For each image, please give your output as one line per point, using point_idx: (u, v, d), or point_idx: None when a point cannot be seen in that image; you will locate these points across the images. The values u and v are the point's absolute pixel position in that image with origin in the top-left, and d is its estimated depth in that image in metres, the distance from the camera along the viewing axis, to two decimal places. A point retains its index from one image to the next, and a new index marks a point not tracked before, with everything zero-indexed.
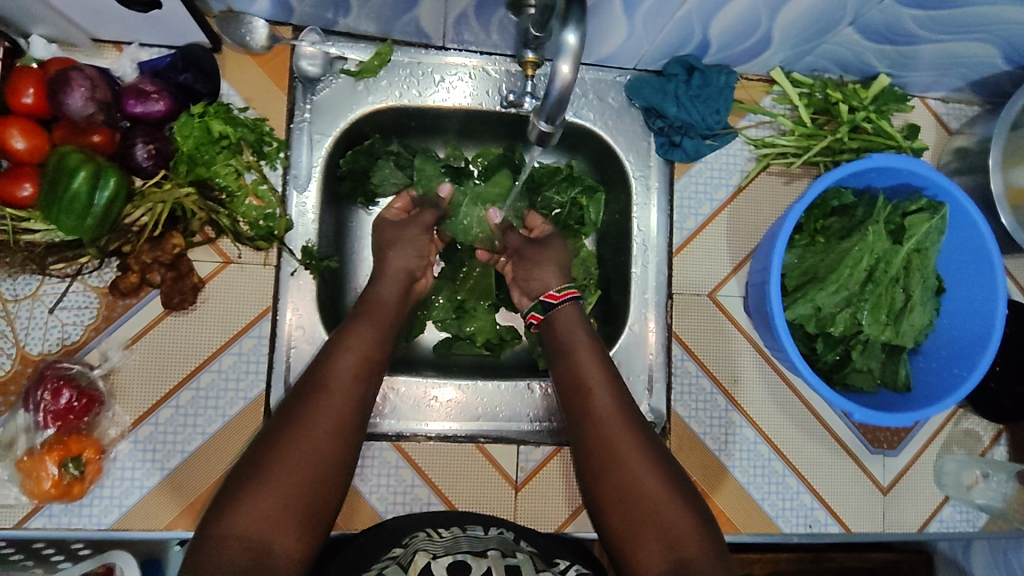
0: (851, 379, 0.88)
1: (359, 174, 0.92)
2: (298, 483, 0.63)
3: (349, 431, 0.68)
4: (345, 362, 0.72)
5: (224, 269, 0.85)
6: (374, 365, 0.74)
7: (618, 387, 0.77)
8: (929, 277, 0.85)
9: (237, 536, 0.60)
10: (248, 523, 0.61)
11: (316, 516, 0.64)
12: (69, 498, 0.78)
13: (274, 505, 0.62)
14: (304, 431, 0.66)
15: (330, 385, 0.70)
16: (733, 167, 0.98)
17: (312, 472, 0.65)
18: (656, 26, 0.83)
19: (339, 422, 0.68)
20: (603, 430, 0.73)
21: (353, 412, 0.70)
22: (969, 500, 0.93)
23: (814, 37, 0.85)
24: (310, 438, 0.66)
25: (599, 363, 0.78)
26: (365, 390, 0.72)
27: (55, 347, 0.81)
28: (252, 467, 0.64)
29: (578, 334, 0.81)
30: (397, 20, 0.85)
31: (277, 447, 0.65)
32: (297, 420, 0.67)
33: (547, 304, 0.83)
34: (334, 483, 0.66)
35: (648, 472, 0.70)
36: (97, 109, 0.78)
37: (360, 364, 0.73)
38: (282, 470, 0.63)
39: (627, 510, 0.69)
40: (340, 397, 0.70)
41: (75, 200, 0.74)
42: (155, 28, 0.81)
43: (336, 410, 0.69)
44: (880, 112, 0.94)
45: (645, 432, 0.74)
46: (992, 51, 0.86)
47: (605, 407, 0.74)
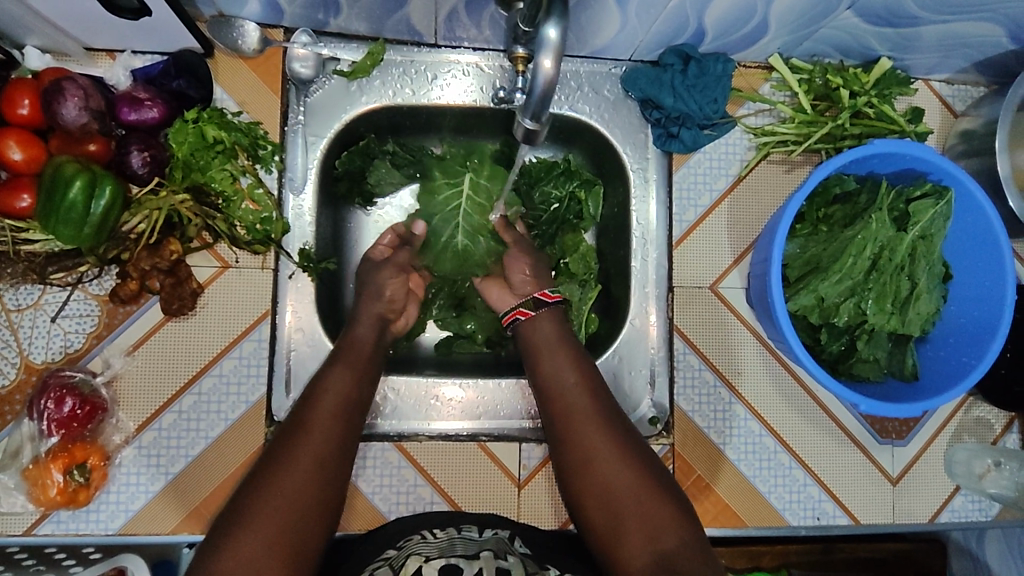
0: (857, 370, 0.87)
1: (355, 174, 0.92)
2: (279, 517, 0.63)
3: (328, 462, 0.68)
4: (323, 396, 0.73)
5: (222, 274, 0.85)
6: (352, 397, 0.75)
7: (600, 397, 0.77)
8: (935, 265, 0.83)
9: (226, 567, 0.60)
10: (231, 563, 0.60)
11: (302, 550, 0.64)
12: (75, 505, 0.79)
13: (256, 541, 0.62)
14: (284, 466, 0.66)
15: (308, 420, 0.70)
16: (732, 157, 0.96)
17: (292, 507, 0.64)
18: (650, 16, 0.81)
19: (318, 454, 0.68)
20: (584, 441, 0.73)
21: (333, 445, 0.70)
22: (981, 490, 0.92)
23: (812, 22, 0.84)
24: (288, 474, 0.66)
25: (578, 375, 0.78)
26: (344, 424, 0.72)
27: (58, 355, 0.82)
28: (234, 507, 0.64)
29: (555, 345, 0.81)
30: (388, 19, 0.84)
31: (257, 486, 0.65)
32: (275, 458, 0.67)
33: (541, 301, 0.85)
34: (317, 518, 0.66)
35: (631, 480, 0.70)
36: (91, 118, 0.77)
37: (338, 398, 0.73)
38: (262, 507, 0.63)
39: (615, 520, 0.69)
40: (319, 430, 0.70)
41: (72, 209, 0.74)
42: (146, 34, 0.81)
43: (316, 443, 0.69)
44: (883, 96, 0.92)
45: (628, 440, 0.73)
46: (996, 31, 0.84)
47: (586, 419, 0.74)
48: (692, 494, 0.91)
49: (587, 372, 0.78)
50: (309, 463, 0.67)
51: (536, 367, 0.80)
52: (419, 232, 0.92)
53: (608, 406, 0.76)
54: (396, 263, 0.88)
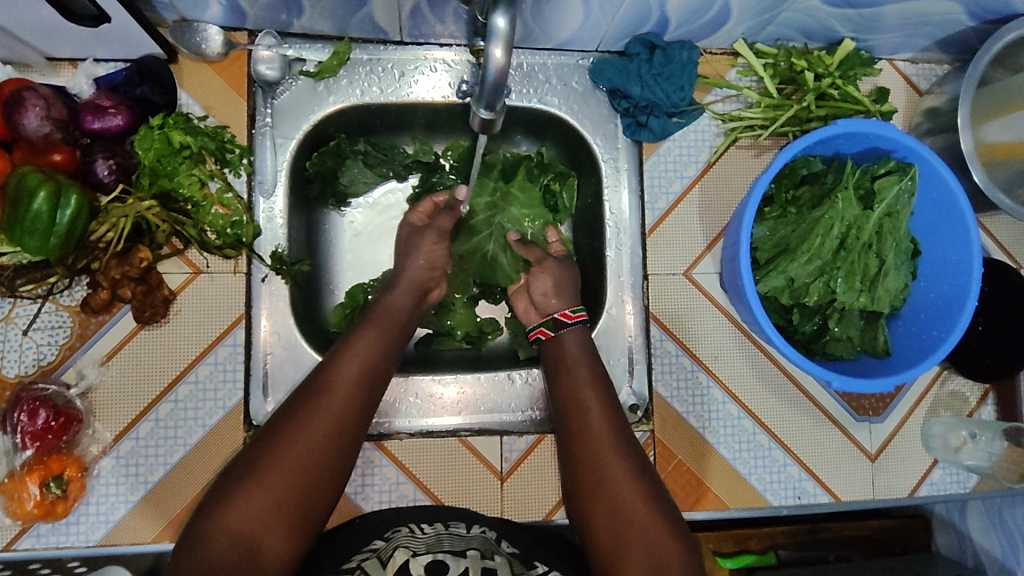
0: (831, 348, 0.88)
1: (327, 175, 0.93)
2: (289, 482, 0.64)
3: (345, 429, 0.68)
4: (349, 360, 0.73)
5: (195, 279, 0.85)
6: (378, 363, 0.74)
7: (619, 420, 0.77)
8: (902, 241, 0.84)
9: (227, 532, 0.60)
10: (237, 521, 0.61)
11: (307, 518, 0.65)
12: (54, 517, 0.79)
13: (265, 506, 0.62)
14: (301, 428, 0.66)
15: (331, 382, 0.70)
16: (701, 143, 0.97)
17: (303, 473, 0.65)
18: (612, 5, 0.82)
19: (337, 420, 0.68)
20: (599, 461, 0.73)
21: (353, 413, 0.70)
22: (958, 461, 0.93)
23: (773, 6, 0.84)
24: (305, 437, 0.66)
25: (600, 397, 0.79)
26: (367, 389, 0.72)
27: (32, 368, 0.82)
28: (246, 463, 0.65)
29: (576, 364, 0.82)
30: (351, 17, 0.84)
31: (271, 444, 0.65)
32: (295, 416, 0.67)
33: (560, 321, 0.85)
34: (327, 482, 0.66)
35: (639, 504, 0.70)
36: (53, 128, 0.77)
37: (365, 362, 0.73)
38: (276, 469, 0.64)
39: (615, 539, 0.69)
40: (342, 394, 0.70)
41: (37, 220, 0.73)
42: (108, 42, 0.81)
43: (335, 407, 0.69)
44: (846, 77, 0.93)
45: (639, 464, 0.74)
46: (954, 8, 0.85)
47: (603, 441, 0.75)
48: (674, 479, 0.92)
49: (608, 396, 0.79)
50: (327, 427, 0.67)
51: (558, 383, 0.81)
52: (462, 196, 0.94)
53: (624, 429, 0.77)
54: (437, 229, 0.90)
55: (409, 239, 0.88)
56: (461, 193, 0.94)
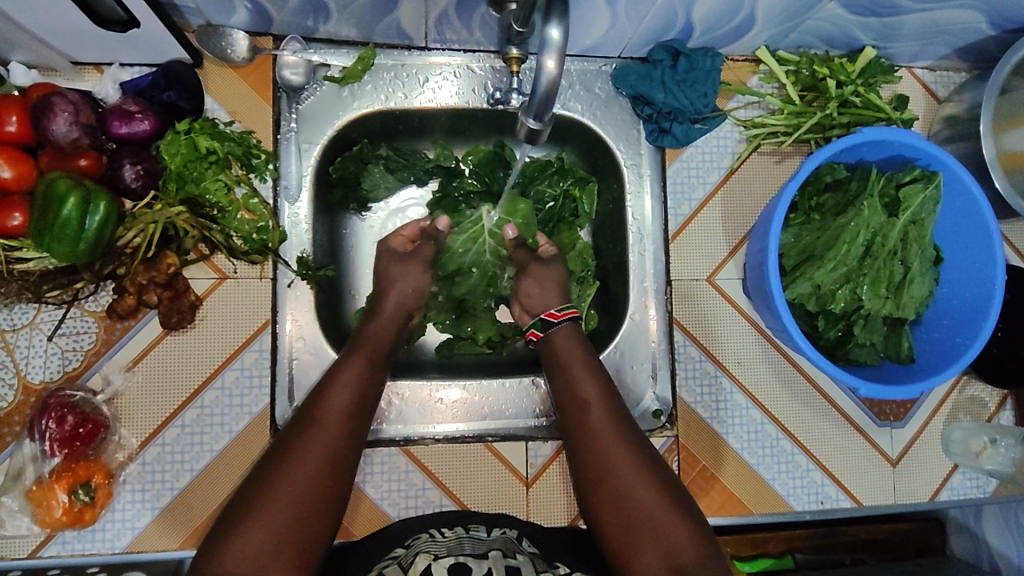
0: (854, 354, 0.88)
1: (349, 180, 0.92)
2: (285, 518, 0.62)
3: (337, 461, 0.67)
4: (336, 392, 0.71)
5: (221, 285, 0.85)
6: (365, 393, 0.73)
7: (623, 420, 0.75)
8: (926, 248, 0.85)
9: (236, 564, 0.60)
10: (236, 563, 0.59)
11: (314, 542, 0.64)
12: (81, 525, 0.78)
13: (261, 546, 0.61)
14: (291, 465, 0.65)
15: (318, 416, 0.69)
16: (723, 150, 0.97)
17: (298, 509, 0.63)
18: (639, 13, 0.82)
19: (327, 452, 0.67)
20: (607, 462, 0.71)
21: (345, 444, 0.68)
22: (978, 466, 0.94)
23: (798, 14, 0.85)
24: (296, 475, 0.64)
25: (602, 396, 0.76)
26: (357, 419, 0.71)
27: (57, 374, 0.81)
28: (239, 506, 0.63)
29: (577, 361, 0.79)
30: (378, 23, 0.84)
31: (262, 483, 0.64)
32: (284, 454, 0.66)
33: (546, 322, 0.84)
34: (324, 516, 0.64)
35: (652, 503, 0.68)
36: (82, 133, 0.77)
37: (352, 392, 0.72)
38: (269, 506, 0.62)
39: (631, 539, 0.68)
40: (331, 426, 0.68)
41: (67, 225, 0.73)
42: (134, 46, 0.80)
43: (326, 439, 0.67)
44: (868, 84, 0.93)
45: (650, 461, 0.72)
46: (976, 17, 0.86)
47: (610, 442, 0.72)
48: (697, 485, 0.92)
49: (611, 393, 0.77)
50: (318, 461, 0.65)
51: (560, 383, 0.78)
52: (510, 234, 0.91)
53: (631, 427, 0.74)
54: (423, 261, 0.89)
55: (392, 266, 0.87)
56: (511, 230, 0.91)
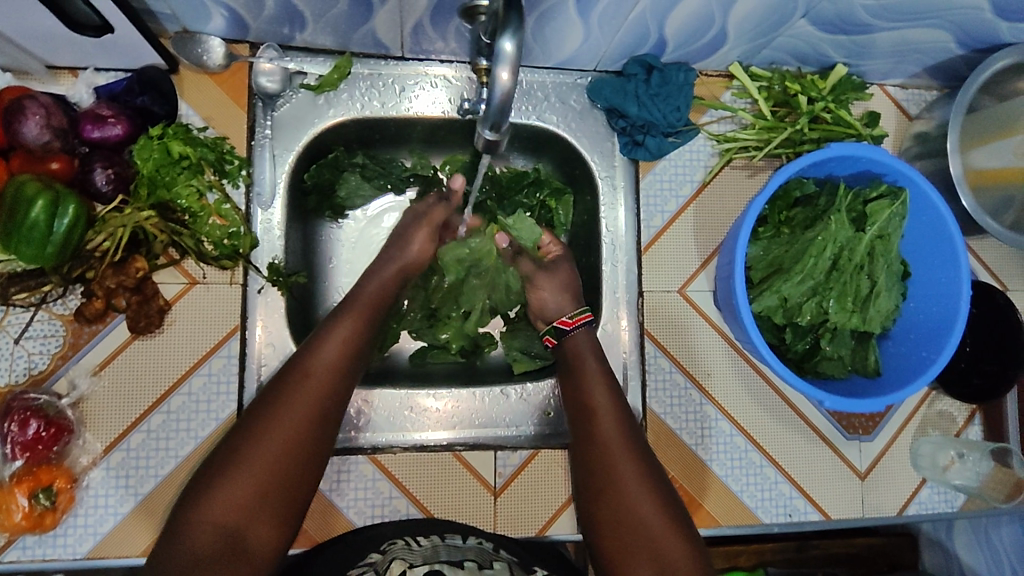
0: (822, 367, 0.89)
1: (324, 188, 0.93)
2: (264, 476, 0.65)
3: (328, 414, 0.70)
4: (331, 343, 0.73)
5: (190, 290, 0.85)
6: (358, 348, 0.75)
7: (631, 425, 0.78)
8: (893, 263, 0.86)
9: (211, 525, 0.62)
10: (219, 514, 0.63)
11: (290, 508, 0.67)
12: (41, 529, 0.78)
13: (244, 501, 0.64)
14: (295, 402, 0.68)
15: (311, 365, 0.71)
16: (697, 163, 0.98)
17: (285, 457, 0.66)
18: (612, 27, 0.83)
19: (314, 409, 0.69)
20: (612, 463, 0.75)
21: (333, 396, 0.71)
22: (946, 480, 0.95)
23: (769, 31, 0.86)
24: (286, 427, 0.67)
25: (615, 403, 0.79)
26: (347, 377, 0.72)
27: (23, 377, 0.81)
28: (234, 446, 0.66)
29: (594, 372, 0.82)
30: (354, 33, 0.85)
31: (248, 437, 0.66)
32: (277, 404, 0.68)
33: (561, 330, 0.87)
34: (303, 477, 0.67)
35: (645, 500, 0.72)
36: (53, 136, 0.77)
37: (347, 349, 0.74)
38: (258, 453, 0.65)
39: (620, 530, 0.72)
40: (323, 382, 0.70)
41: (34, 228, 0.73)
42: (110, 51, 0.81)
43: (314, 396, 0.69)
44: (839, 101, 0.95)
45: (649, 464, 0.76)
46: (944, 37, 0.87)
47: (616, 445, 0.76)
48: None
49: (620, 402, 0.80)
50: (308, 417, 0.68)
51: (573, 390, 0.82)
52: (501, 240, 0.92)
53: (637, 432, 0.78)
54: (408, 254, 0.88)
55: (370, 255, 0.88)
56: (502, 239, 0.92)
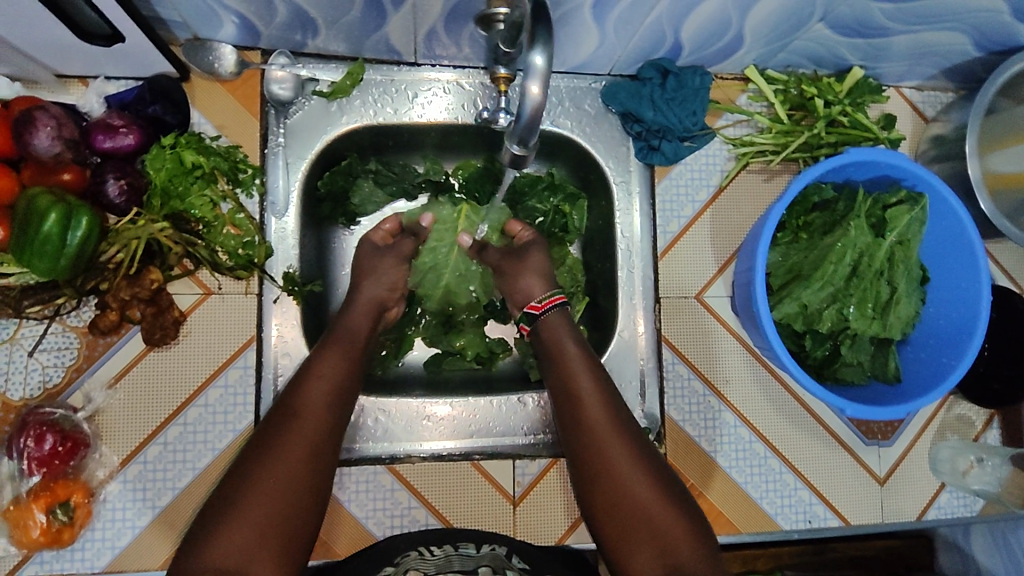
0: (842, 374, 0.89)
1: (338, 195, 0.92)
2: (263, 516, 0.65)
3: (321, 449, 0.70)
4: (315, 382, 0.74)
5: (205, 300, 0.84)
6: (344, 388, 0.75)
7: (619, 413, 0.76)
8: (914, 269, 0.85)
9: (211, 572, 0.62)
10: (220, 558, 0.62)
11: (291, 543, 0.66)
12: (59, 545, 0.77)
13: (244, 542, 0.63)
14: (287, 443, 0.69)
15: (299, 406, 0.72)
16: (712, 167, 0.97)
17: (281, 495, 0.66)
18: (628, 32, 0.82)
19: (306, 449, 0.69)
20: (603, 453, 0.73)
21: (324, 434, 0.71)
22: (965, 485, 0.94)
23: (785, 35, 0.85)
24: (280, 467, 0.67)
25: (600, 388, 0.77)
26: (337, 415, 0.73)
27: (37, 391, 0.80)
28: (229, 493, 0.66)
29: (574, 353, 0.79)
30: (367, 39, 0.84)
31: (243, 482, 0.66)
32: (269, 446, 0.68)
33: (531, 315, 0.84)
34: (303, 511, 0.67)
35: (643, 490, 0.71)
36: (64, 147, 0.76)
37: (331, 389, 0.74)
38: (253, 496, 0.65)
39: (623, 525, 0.71)
40: (313, 423, 0.71)
41: (47, 242, 0.72)
42: (121, 60, 0.80)
43: (306, 437, 0.70)
44: (856, 104, 0.94)
45: (644, 452, 0.74)
46: (962, 39, 0.86)
47: (607, 433, 0.74)
48: None
49: (603, 385, 0.78)
50: (300, 456, 0.68)
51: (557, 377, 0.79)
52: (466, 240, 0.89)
53: (626, 417, 0.76)
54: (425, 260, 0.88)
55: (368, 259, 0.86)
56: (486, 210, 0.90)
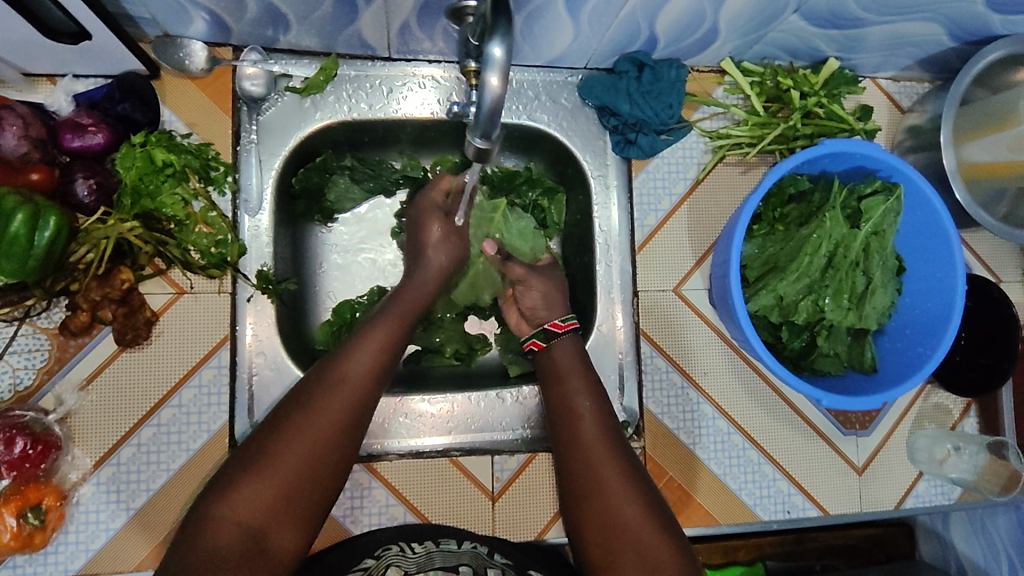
0: (819, 365, 0.89)
1: (313, 191, 0.92)
2: (300, 466, 0.63)
3: (366, 407, 0.68)
4: (371, 337, 0.72)
5: (178, 300, 0.83)
6: (396, 348, 0.73)
7: (612, 427, 0.77)
8: (888, 259, 0.85)
9: (235, 522, 0.60)
10: (246, 507, 0.61)
11: (317, 505, 0.65)
12: (31, 549, 0.76)
13: (273, 493, 0.62)
14: (333, 396, 0.67)
15: (350, 358, 0.70)
16: (690, 160, 0.97)
17: (320, 450, 0.65)
18: (603, 25, 0.82)
19: (353, 405, 0.67)
20: (591, 459, 0.74)
21: (371, 392, 0.69)
22: (943, 474, 0.95)
23: (760, 27, 0.85)
24: (321, 421, 0.65)
25: (595, 402, 0.79)
26: (386, 373, 0.71)
27: (8, 393, 0.79)
28: (270, 435, 0.65)
29: (573, 368, 0.82)
30: (340, 34, 0.83)
31: (283, 428, 0.65)
32: (315, 393, 0.67)
33: (550, 333, 0.84)
34: (336, 471, 0.66)
35: (626, 497, 0.71)
36: (31, 147, 0.75)
37: (383, 345, 0.72)
38: (294, 442, 0.64)
39: (605, 532, 0.70)
40: (361, 377, 0.69)
41: (14, 242, 0.71)
42: (88, 58, 0.79)
43: (344, 399, 0.67)
44: (831, 96, 0.94)
45: (632, 463, 0.74)
46: (936, 30, 0.86)
47: (597, 442, 0.75)
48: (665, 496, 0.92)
49: (600, 401, 0.79)
50: (345, 411, 0.67)
51: (552, 394, 0.81)
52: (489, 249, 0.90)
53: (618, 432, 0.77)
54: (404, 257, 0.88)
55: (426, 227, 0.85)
56: (490, 246, 0.91)
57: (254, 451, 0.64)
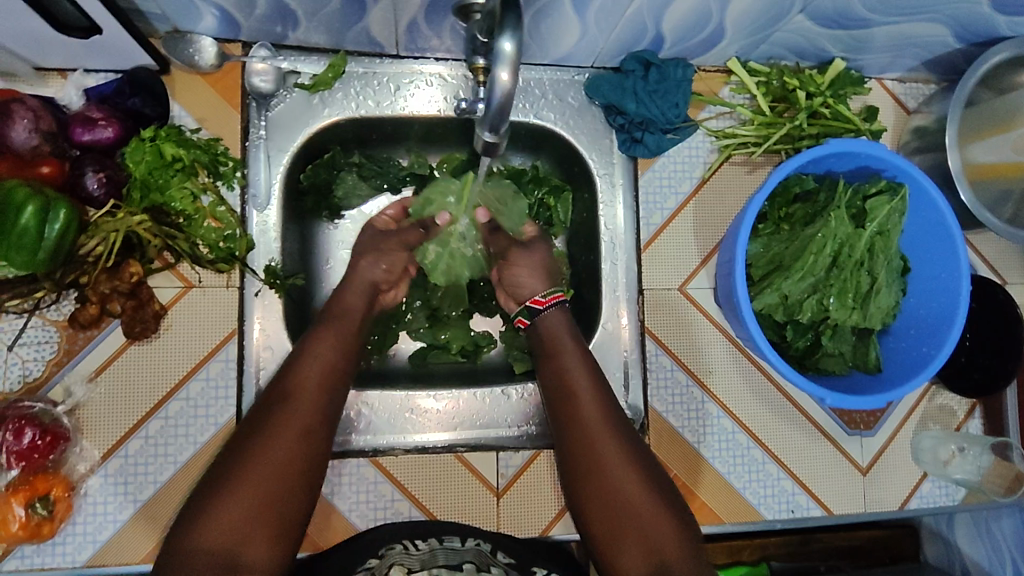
0: (823, 364, 0.89)
1: (321, 187, 0.92)
2: (263, 489, 0.65)
3: (314, 428, 0.71)
4: (309, 361, 0.75)
5: (186, 294, 0.84)
6: (339, 368, 0.77)
7: (614, 411, 0.77)
8: (893, 259, 0.85)
9: (204, 551, 0.61)
10: (211, 536, 0.62)
11: (287, 524, 0.67)
12: (39, 538, 0.77)
13: (239, 517, 0.64)
14: (283, 422, 0.70)
15: (293, 385, 0.73)
16: (695, 160, 0.98)
17: (279, 471, 0.67)
18: (609, 23, 0.82)
19: (301, 427, 0.70)
20: (593, 447, 0.74)
21: (317, 414, 0.72)
22: (947, 475, 0.95)
23: (766, 27, 0.85)
24: (277, 444, 0.68)
25: (595, 385, 0.78)
26: (330, 397, 0.75)
27: (17, 385, 0.80)
28: (226, 468, 0.66)
29: (571, 348, 0.81)
30: (348, 31, 0.83)
31: (241, 457, 0.67)
32: (266, 421, 0.69)
33: (533, 310, 0.85)
34: (298, 490, 0.68)
35: (631, 487, 0.72)
36: (42, 140, 0.77)
37: (325, 368, 0.76)
38: (253, 469, 0.66)
39: (613, 522, 0.71)
40: (307, 401, 0.72)
41: (24, 235, 0.71)
42: (100, 53, 0.79)
43: (297, 419, 0.71)
44: (838, 96, 0.94)
45: (635, 449, 0.75)
46: (943, 30, 0.86)
47: (598, 431, 0.75)
48: None
49: (599, 383, 0.79)
50: (294, 433, 0.69)
51: (552, 377, 0.80)
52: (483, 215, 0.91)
53: (620, 416, 0.77)
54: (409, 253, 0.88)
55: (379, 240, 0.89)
56: (483, 214, 0.91)
57: (209, 487, 0.66)
